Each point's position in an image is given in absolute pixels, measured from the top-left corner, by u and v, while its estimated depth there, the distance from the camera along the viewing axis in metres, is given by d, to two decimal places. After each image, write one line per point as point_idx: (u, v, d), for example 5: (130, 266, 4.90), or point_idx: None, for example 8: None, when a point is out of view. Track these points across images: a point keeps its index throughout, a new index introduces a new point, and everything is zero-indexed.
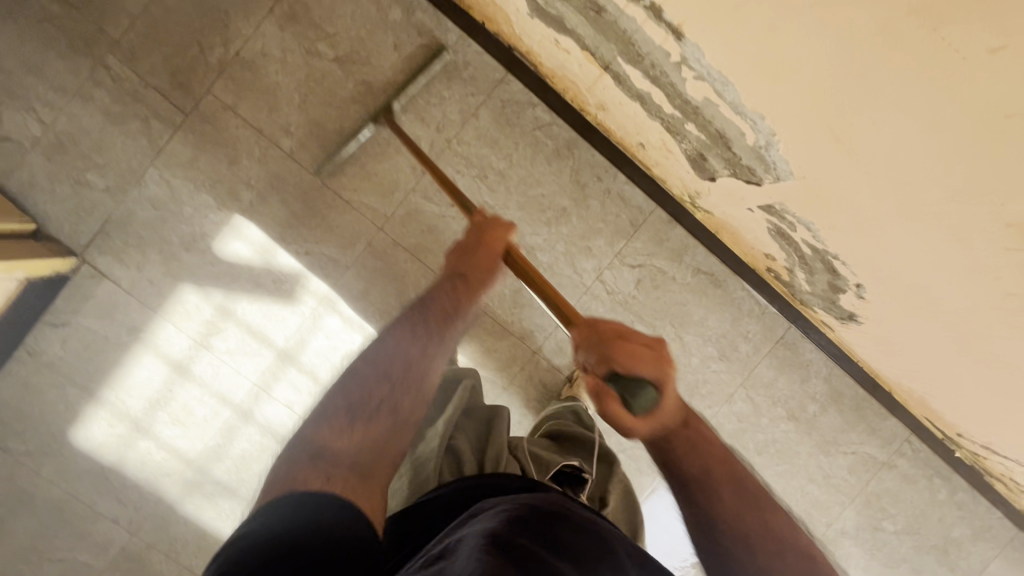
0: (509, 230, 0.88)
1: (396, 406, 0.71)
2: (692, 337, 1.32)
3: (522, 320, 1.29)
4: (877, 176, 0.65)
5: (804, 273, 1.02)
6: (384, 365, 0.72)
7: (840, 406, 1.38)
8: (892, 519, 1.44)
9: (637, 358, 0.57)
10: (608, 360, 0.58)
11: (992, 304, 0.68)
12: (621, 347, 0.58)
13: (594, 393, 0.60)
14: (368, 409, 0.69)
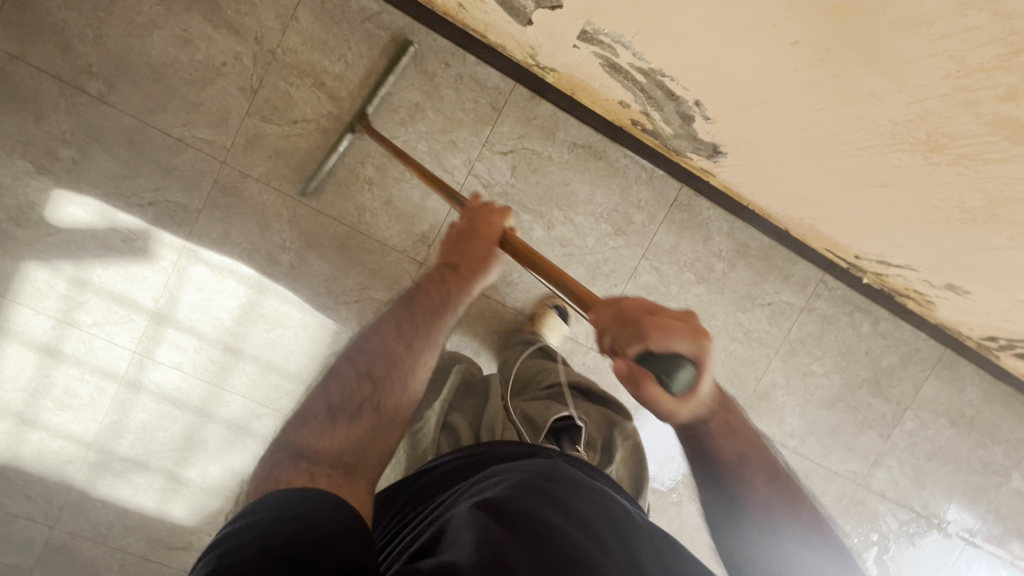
0: (504, 214, 0.84)
1: (384, 405, 0.70)
2: (583, 217, 1.28)
3: (400, 233, 1.21)
4: (744, 16, 0.63)
5: (656, 111, 0.96)
6: (367, 363, 0.71)
7: (748, 259, 1.35)
8: (821, 361, 1.45)
9: (670, 331, 0.48)
10: (639, 340, 0.48)
11: (853, 126, 0.69)
12: (652, 322, 0.48)
13: (628, 379, 0.51)
14: (360, 408, 0.68)
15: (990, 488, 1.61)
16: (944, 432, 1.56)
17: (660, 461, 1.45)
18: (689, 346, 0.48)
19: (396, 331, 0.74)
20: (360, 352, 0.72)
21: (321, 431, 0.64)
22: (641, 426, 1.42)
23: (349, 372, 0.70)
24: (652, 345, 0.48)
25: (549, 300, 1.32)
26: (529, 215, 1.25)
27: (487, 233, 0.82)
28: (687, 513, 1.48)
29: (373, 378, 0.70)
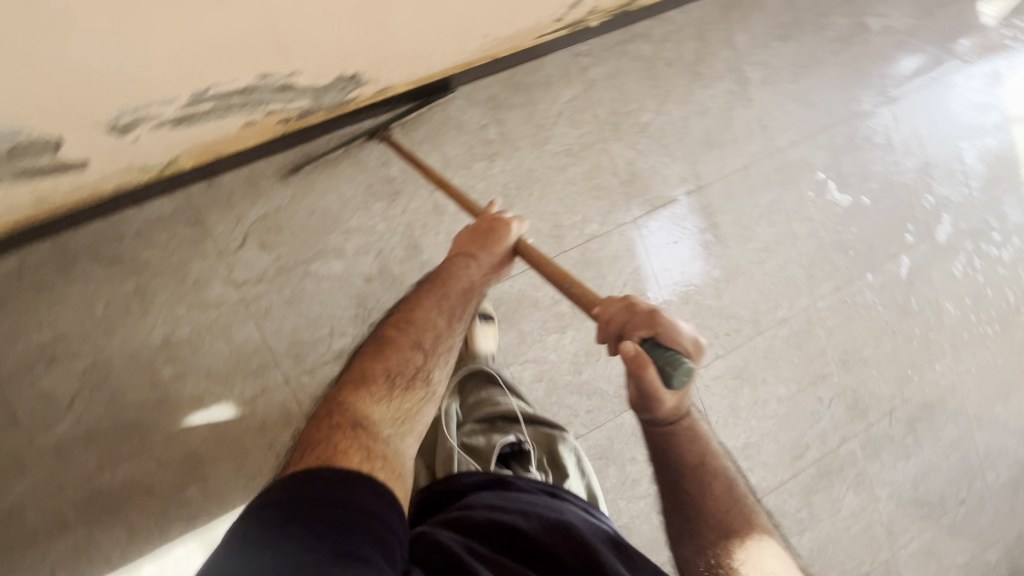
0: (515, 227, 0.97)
1: (430, 373, 0.81)
2: (355, 216, 1.21)
3: (245, 380, 1.17)
4: None
5: (271, 105, 0.89)
6: (419, 335, 0.82)
7: (505, 103, 1.29)
8: (644, 108, 1.40)
9: (671, 332, 0.69)
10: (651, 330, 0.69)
11: None
12: (656, 318, 0.70)
13: (630, 363, 0.70)
14: (422, 371, 0.80)
15: (858, 51, 1.60)
16: (785, 52, 1.52)
17: (680, 265, 1.47)
18: (688, 342, 0.69)
19: (453, 296, 0.89)
20: (410, 314, 0.85)
21: (375, 402, 0.73)
22: (644, 256, 1.42)
23: (409, 337, 0.81)
24: (660, 333, 0.69)
25: None
26: (316, 261, 1.19)
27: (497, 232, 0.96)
28: (679, 312, 1.48)
29: (424, 347, 0.82)
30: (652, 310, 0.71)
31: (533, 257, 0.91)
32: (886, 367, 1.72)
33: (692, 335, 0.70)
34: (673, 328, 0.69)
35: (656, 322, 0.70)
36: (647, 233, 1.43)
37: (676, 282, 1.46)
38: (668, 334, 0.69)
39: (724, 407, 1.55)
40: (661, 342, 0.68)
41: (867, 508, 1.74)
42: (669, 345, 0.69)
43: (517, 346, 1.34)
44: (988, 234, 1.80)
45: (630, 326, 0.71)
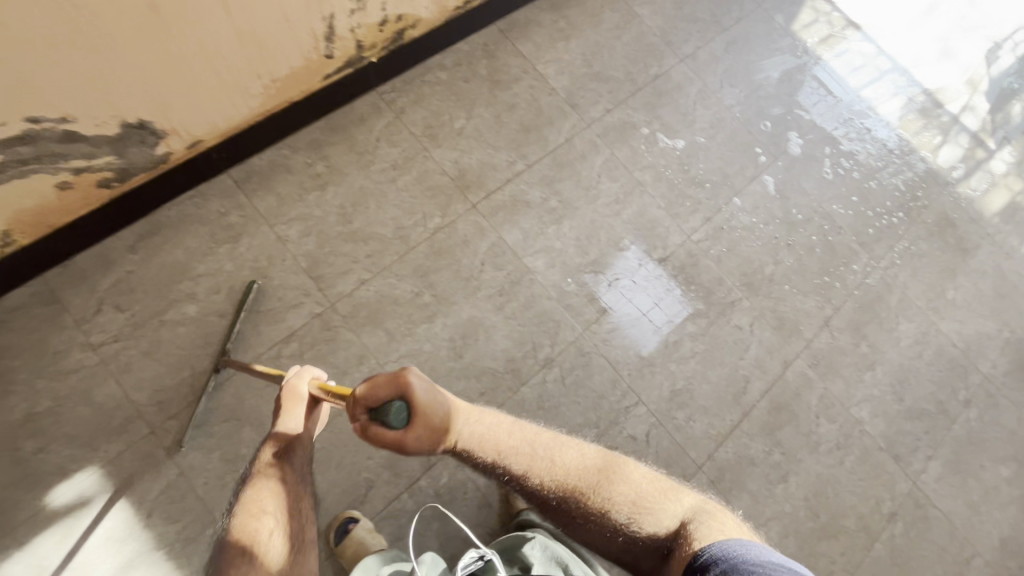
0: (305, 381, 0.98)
1: (274, 544, 0.82)
2: (201, 263, 1.32)
3: (109, 439, 1.17)
4: None
5: (70, 159, 1.08)
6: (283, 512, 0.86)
7: (326, 143, 1.48)
8: (455, 117, 1.59)
9: (377, 391, 0.82)
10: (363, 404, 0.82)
11: (33, 15, 0.85)
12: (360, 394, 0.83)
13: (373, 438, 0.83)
14: (282, 530, 0.84)
15: (640, 31, 1.84)
16: (572, 47, 1.76)
17: (655, 303, 1.54)
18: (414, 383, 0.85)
19: (277, 480, 0.89)
20: (242, 509, 0.85)
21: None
22: (618, 306, 1.51)
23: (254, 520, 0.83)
24: (371, 402, 0.82)
25: (283, 305, 1.33)
26: (169, 309, 1.27)
27: (296, 397, 0.96)
28: (548, 276, 1.49)
29: (270, 519, 0.84)
30: (362, 390, 0.83)
31: (328, 391, 0.94)
32: (798, 280, 1.66)
33: (401, 383, 0.83)
34: (370, 394, 0.82)
35: (358, 399, 0.82)
36: (613, 281, 1.53)
37: (658, 320, 1.52)
38: (369, 398, 0.82)
39: (632, 358, 1.47)
40: (373, 408, 0.82)
41: (853, 434, 1.53)
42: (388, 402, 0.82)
43: (386, 344, 1.35)
44: (839, 139, 1.89)
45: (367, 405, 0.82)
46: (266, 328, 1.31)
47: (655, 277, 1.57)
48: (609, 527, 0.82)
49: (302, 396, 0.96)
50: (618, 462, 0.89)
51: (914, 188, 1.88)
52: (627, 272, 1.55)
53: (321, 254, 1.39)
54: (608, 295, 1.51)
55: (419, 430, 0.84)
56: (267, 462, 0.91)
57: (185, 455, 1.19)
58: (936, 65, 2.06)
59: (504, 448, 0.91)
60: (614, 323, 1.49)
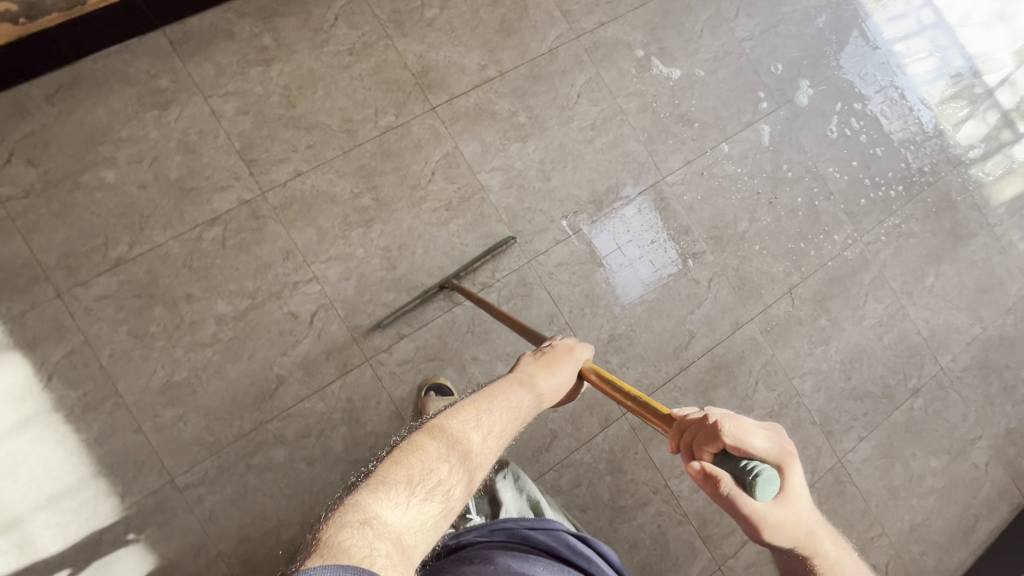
0: (569, 350, 0.85)
1: (452, 490, 0.64)
2: (124, 127, 1.22)
3: (13, 296, 1.13)
4: None
5: None
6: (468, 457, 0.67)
7: (277, 12, 1.32)
8: (427, 5, 1.41)
9: (736, 431, 0.58)
10: (720, 444, 0.58)
11: None
12: (728, 433, 0.58)
13: (705, 479, 0.58)
14: (463, 475, 0.66)
15: None
16: None
17: (648, 257, 1.47)
18: (769, 446, 0.59)
19: (481, 411, 0.73)
20: (445, 423, 0.69)
21: (400, 498, 0.60)
22: (608, 255, 1.44)
23: (446, 437, 0.67)
24: (730, 445, 0.57)
25: (212, 187, 1.25)
26: (86, 172, 1.19)
27: (567, 358, 0.83)
28: (502, 197, 1.39)
29: (453, 457, 0.66)
30: (719, 421, 0.59)
31: (599, 375, 0.78)
32: (771, 241, 1.56)
33: (778, 449, 0.59)
34: (744, 442, 0.57)
35: (717, 432, 0.58)
36: (608, 228, 1.45)
37: (645, 275, 1.46)
38: (736, 438, 0.57)
39: (576, 296, 1.40)
40: (731, 452, 0.57)
41: (790, 404, 1.50)
42: (747, 457, 0.57)
43: (316, 244, 1.28)
44: (856, 95, 1.71)
45: (705, 452, 0.59)
46: (189, 208, 1.23)
47: (650, 223, 1.48)
48: None
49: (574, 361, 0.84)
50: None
51: (924, 163, 1.73)
52: (630, 222, 1.47)
53: (258, 138, 1.28)
54: (600, 242, 1.44)
55: (767, 509, 0.60)
56: (481, 399, 0.75)
57: (91, 325, 1.16)
58: (988, 28, 1.83)
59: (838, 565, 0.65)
60: (607, 271, 1.43)
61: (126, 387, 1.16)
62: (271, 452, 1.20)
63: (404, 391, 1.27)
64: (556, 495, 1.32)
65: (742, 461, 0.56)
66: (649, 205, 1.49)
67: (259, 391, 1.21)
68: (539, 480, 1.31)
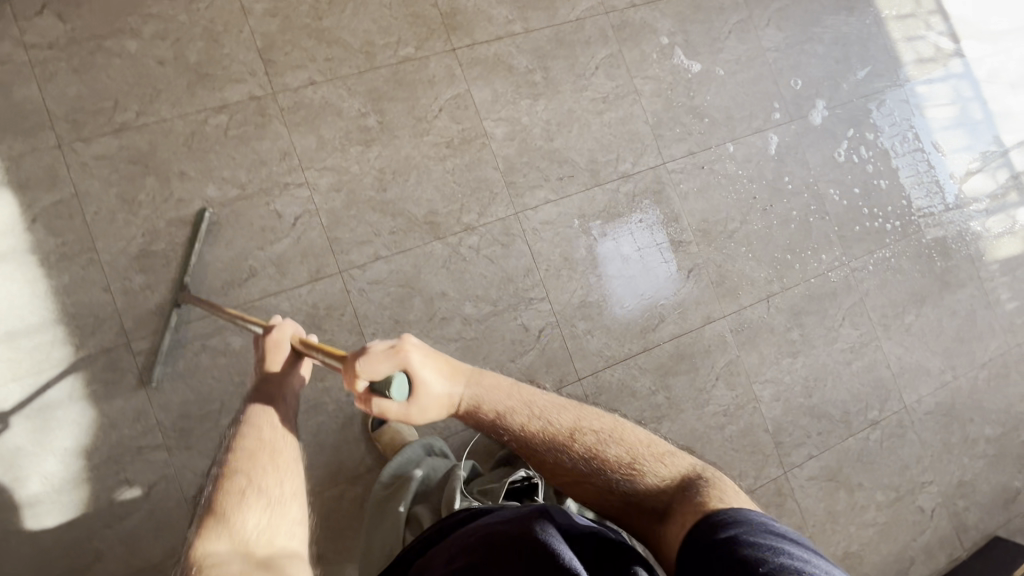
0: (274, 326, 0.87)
1: (282, 486, 0.69)
2: (156, 3, 1.27)
3: (15, 136, 1.18)
4: None
5: None
6: (271, 466, 0.71)
7: None
8: None
9: (374, 362, 0.67)
10: (360, 379, 0.67)
11: None
12: (360, 362, 0.67)
13: (372, 403, 0.68)
14: (275, 477, 0.70)
15: None
16: None
17: (648, 274, 1.48)
18: (394, 359, 0.67)
19: (252, 434, 0.75)
20: (225, 482, 0.67)
21: (228, 526, 0.61)
22: (610, 266, 1.46)
23: (236, 485, 0.67)
24: (362, 375, 0.66)
25: (226, 76, 1.29)
26: (110, 37, 1.24)
27: (279, 351, 0.86)
28: (502, 147, 1.42)
29: (261, 472, 0.70)
30: (358, 354, 0.68)
31: (308, 346, 0.83)
32: (758, 246, 1.57)
33: (404, 351, 0.68)
34: (370, 367, 0.66)
35: (354, 364, 0.67)
36: (613, 237, 1.47)
37: (643, 291, 1.47)
38: (369, 372, 0.66)
39: (555, 256, 1.42)
40: (369, 380, 0.67)
41: (746, 407, 1.50)
42: (382, 377, 0.67)
43: (314, 151, 1.31)
44: (870, 126, 1.73)
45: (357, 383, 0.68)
46: (201, 92, 1.27)
47: (660, 248, 1.50)
48: (625, 506, 0.69)
49: (287, 349, 0.86)
50: (617, 423, 0.74)
51: (925, 205, 1.74)
52: (637, 239, 1.49)
53: (280, 41, 1.32)
54: (603, 248, 1.46)
55: (428, 405, 0.69)
56: (251, 425, 0.77)
57: (84, 180, 1.20)
58: (1012, 89, 1.85)
59: (508, 412, 0.74)
60: (611, 296, 1.45)
61: (104, 245, 1.19)
62: (228, 338, 1.22)
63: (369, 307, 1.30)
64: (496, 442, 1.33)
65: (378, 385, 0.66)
66: (662, 225, 1.51)
67: (230, 277, 1.24)
68: None
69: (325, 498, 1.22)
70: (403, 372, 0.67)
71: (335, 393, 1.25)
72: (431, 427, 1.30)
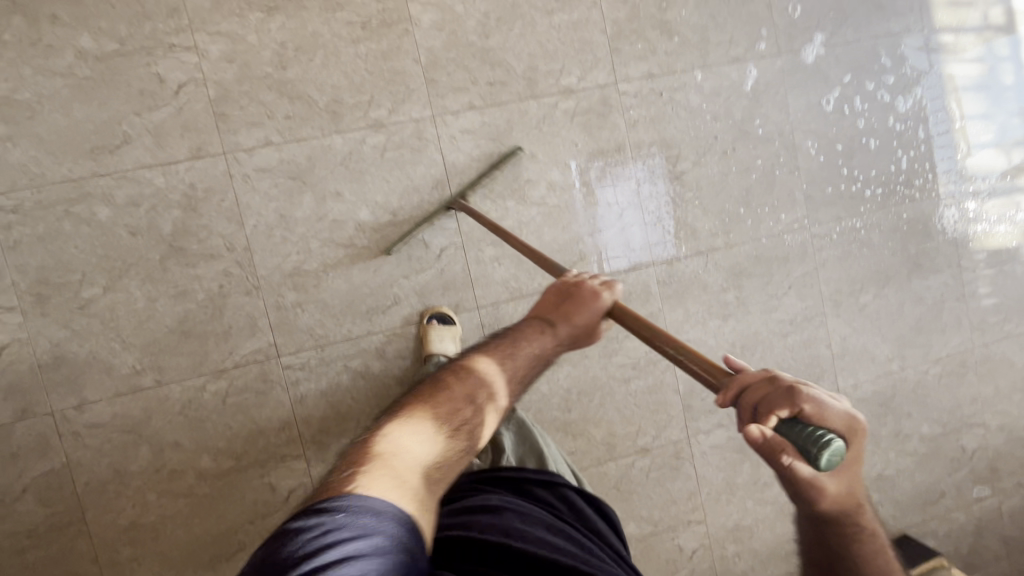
0: (597, 286, 0.79)
1: (477, 431, 0.66)
2: None
3: None
4: None
5: None
6: (485, 394, 0.68)
7: None
8: None
9: (820, 406, 0.51)
10: (792, 408, 0.51)
11: None
12: (805, 396, 0.51)
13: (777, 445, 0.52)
14: (485, 418, 0.67)
15: None
16: None
17: (638, 234, 1.37)
18: (835, 419, 0.52)
19: (505, 352, 0.72)
20: (450, 389, 0.67)
21: (426, 434, 0.62)
22: (600, 221, 1.35)
23: (455, 401, 0.66)
24: (805, 410, 0.51)
25: None
26: None
27: (592, 303, 0.77)
28: (427, 38, 1.25)
29: (477, 398, 0.67)
30: (790, 381, 0.53)
31: (638, 320, 0.72)
32: (708, 194, 1.40)
33: (844, 420, 0.52)
34: (817, 406, 0.51)
35: (791, 390, 0.52)
36: (607, 191, 1.35)
37: (632, 251, 1.37)
38: (814, 410, 0.51)
39: (471, 171, 1.28)
40: (803, 417, 0.51)
41: (659, 363, 1.40)
42: (816, 424, 0.50)
43: (208, 12, 1.16)
44: (875, 73, 1.49)
45: (774, 412, 0.52)
46: None
47: (659, 205, 1.38)
48: None
49: (598, 308, 0.78)
50: None
51: (919, 175, 1.52)
52: (636, 198, 1.37)
53: None
54: (597, 202, 1.35)
55: None
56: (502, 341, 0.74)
57: None
58: None
59: (848, 516, 0.60)
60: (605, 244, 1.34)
61: None
62: (94, 207, 1.14)
63: (254, 197, 1.19)
64: (377, 359, 1.26)
65: (814, 427, 0.50)
66: (666, 186, 1.38)
67: (102, 141, 1.14)
68: (365, 337, 1.25)
69: (187, 387, 1.18)
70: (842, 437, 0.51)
71: (207, 282, 1.18)
72: (307, 333, 1.23)
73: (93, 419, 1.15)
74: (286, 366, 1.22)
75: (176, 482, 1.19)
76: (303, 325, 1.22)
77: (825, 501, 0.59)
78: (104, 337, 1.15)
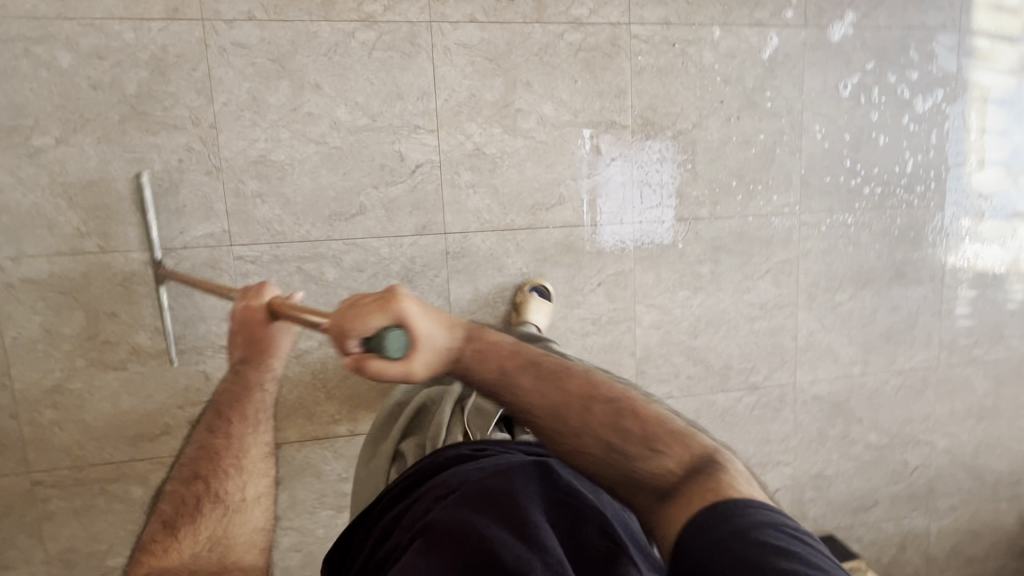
0: (250, 291, 0.79)
1: (245, 488, 0.85)
2: None
3: None
4: None
5: None
6: (215, 495, 0.83)
7: None
8: None
9: (364, 313, 0.55)
10: (348, 335, 0.55)
11: None
12: (351, 316, 0.56)
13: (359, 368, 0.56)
14: (252, 466, 0.87)
15: None
16: None
17: (637, 212, 1.34)
18: (382, 312, 0.56)
19: (223, 433, 0.86)
20: (181, 508, 0.81)
21: (187, 533, 0.80)
22: (598, 191, 1.31)
23: (189, 510, 0.81)
24: (359, 330, 0.55)
25: None
26: None
27: (253, 311, 0.79)
28: None
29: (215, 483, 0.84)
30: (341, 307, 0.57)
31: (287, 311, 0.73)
32: (702, 160, 1.35)
33: (393, 309, 0.56)
34: (358, 320, 0.55)
35: (337, 322, 0.56)
36: (613, 162, 1.31)
37: (626, 228, 1.34)
38: (358, 326, 0.55)
39: (460, 89, 1.21)
40: (365, 336, 0.55)
41: (619, 324, 1.37)
42: (376, 333, 0.56)
43: None
44: (900, 66, 1.42)
45: (349, 345, 0.56)
46: None
47: (664, 187, 1.34)
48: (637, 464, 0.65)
49: (259, 308, 0.79)
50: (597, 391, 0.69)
51: (922, 183, 1.47)
52: (642, 177, 1.33)
53: None
54: (598, 171, 1.30)
55: (426, 360, 0.59)
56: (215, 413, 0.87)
57: None
58: None
59: (485, 365, 0.68)
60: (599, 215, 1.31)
61: None
62: (56, 52, 1.07)
63: (227, 72, 1.13)
64: (333, 267, 1.22)
65: (369, 338, 0.55)
66: (676, 170, 1.34)
67: None
68: (323, 242, 1.20)
69: (132, 259, 1.14)
70: (399, 325, 0.56)
71: (167, 154, 1.13)
72: (264, 227, 1.18)
73: (30, 274, 1.11)
74: (237, 256, 1.18)
75: (108, 354, 1.16)
76: (261, 218, 1.18)
77: (453, 356, 0.64)
78: (51, 191, 1.10)
